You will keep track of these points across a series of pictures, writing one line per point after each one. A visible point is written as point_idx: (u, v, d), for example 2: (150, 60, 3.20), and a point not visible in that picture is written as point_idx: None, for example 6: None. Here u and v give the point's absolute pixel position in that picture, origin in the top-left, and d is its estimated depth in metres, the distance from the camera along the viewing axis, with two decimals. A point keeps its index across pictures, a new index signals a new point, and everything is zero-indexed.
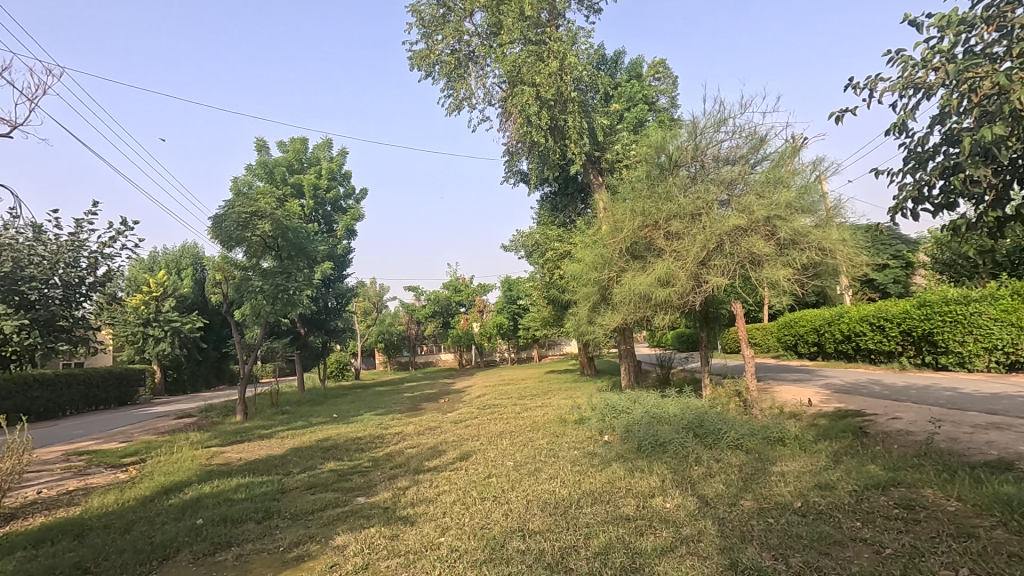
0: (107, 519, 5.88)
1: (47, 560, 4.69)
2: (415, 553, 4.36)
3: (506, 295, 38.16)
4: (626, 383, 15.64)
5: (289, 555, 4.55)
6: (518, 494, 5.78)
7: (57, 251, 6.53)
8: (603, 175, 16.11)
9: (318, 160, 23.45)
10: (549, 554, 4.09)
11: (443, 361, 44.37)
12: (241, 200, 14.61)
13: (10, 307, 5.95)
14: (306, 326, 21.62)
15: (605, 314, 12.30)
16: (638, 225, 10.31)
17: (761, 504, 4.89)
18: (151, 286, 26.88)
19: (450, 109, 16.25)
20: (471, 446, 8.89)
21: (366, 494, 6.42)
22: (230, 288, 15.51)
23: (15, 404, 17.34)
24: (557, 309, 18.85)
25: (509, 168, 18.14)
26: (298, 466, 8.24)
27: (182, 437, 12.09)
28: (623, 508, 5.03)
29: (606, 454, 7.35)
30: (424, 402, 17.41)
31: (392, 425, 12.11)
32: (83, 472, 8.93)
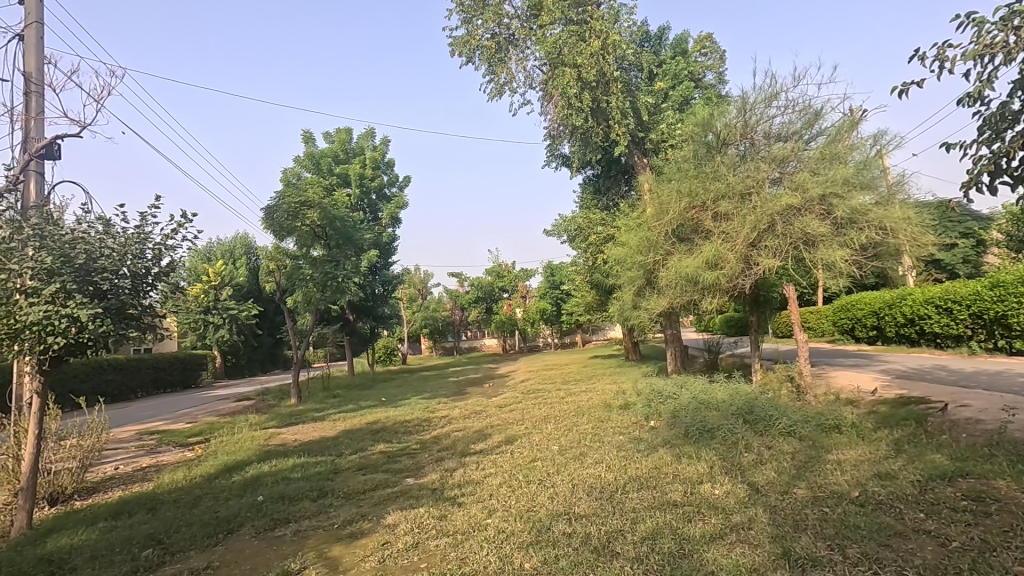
0: (177, 494, 6.29)
1: (125, 531, 5.07)
2: (463, 533, 4.46)
3: (548, 281, 38.13)
4: (673, 369, 15.37)
5: (343, 532, 4.74)
6: (563, 478, 5.81)
7: (125, 242, 5.97)
8: (648, 156, 15.79)
9: (362, 150, 23.93)
10: (595, 538, 4.10)
11: (487, 347, 44.88)
12: (290, 190, 15.06)
13: (83, 298, 5.48)
14: (355, 313, 22.48)
15: (650, 298, 12.10)
16: (685, 206, 10.02)
17: (816, 493, 4.73)
18: (211, 275, 28.51)
19: (492, 94, 16.24)
20: (516, 430, 8.97)
21: (415, 476, 6.60)
22: (283, 277, 16.12)
23: (93, 386, 18.75)
24: (601, 294, 18.70)
25: (551, 151, 18.02)
26: (350, 447, 8.54)
27: (242, 418, 12.75)
28: (671, 494, 4.98)
29: (653, 440, 7.26)
30: (470, 387, 17.65)
31: (439, 409, 12.37)
32: (154, 450, 9.56)
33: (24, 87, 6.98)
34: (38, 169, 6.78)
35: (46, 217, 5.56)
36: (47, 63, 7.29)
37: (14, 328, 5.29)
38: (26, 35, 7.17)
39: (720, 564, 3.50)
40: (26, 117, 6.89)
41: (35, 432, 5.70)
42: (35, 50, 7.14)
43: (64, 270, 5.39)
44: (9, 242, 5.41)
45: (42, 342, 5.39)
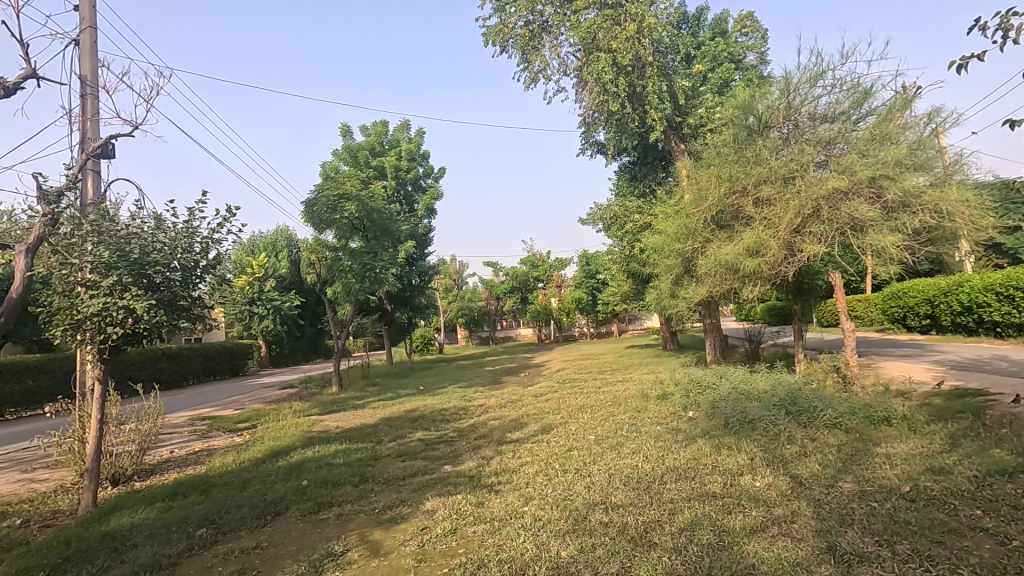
0: (227, 477, 6.59)
1: (180, 511, 5.35)
2: (500, 520, 4.52)
3: (584, 270, 37.90)
4: (712, 359, 15.10)
5: (383, 517, 4.87)
6: (600, 467, 5.81)
7: (175, 236, 6.20)
8: (685, 141, 15.45)
9: (398, 142, 24.20)
10: (633, 528, 4.09)
11: (523, 336, 45.03)
12: (329, 184, 15.41)
13: (138, 290, 5.75)
14: (393, 303, 22.90)
15: (687, 286, 11.88)
16: (725, 192, 9.77)
17: (863, 487, 4.58)
18: (255, 267, 29.52)
19: (527, 83, 16.14)
20: (553, 419, 9.00)
21: (452, 463, 6.70)
22: (324, 269, 16.51)
23: (149, 373, 19.76)
24: (637, 284, 18.47)
25: (586, 139, 17.83)
26: (390, 435, 8.73)
27: (287, 405, 13.21)
28: (710, 485, 4.91)
29: (691, 430, 7.16)
30: (505, 376, 17.79)
31: (475, 398, 12.51)
32: (206, 435, 10.01)
33: (81, 90, 7.33)
34: (95, 168, 7.13)
35: (103, 214, 5.85)
36: (102, 67, 7.63)
37: (77, 319, 5.60)
38: (81, 40, 7.50)
39: (761, 557, 3.44)
40: (83, 118, 7.23)
41: (98, 416, 6.06)
42: (90, 54, 7.48)
43: (120, 264, 5.66)
44: (71, 238, 5.73)
45: (102, 332, 5.68)
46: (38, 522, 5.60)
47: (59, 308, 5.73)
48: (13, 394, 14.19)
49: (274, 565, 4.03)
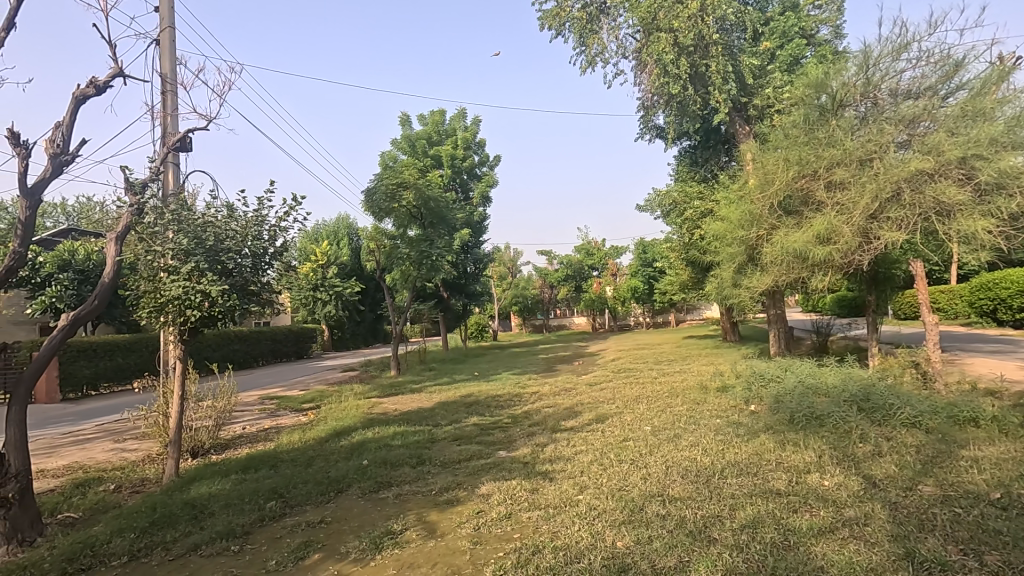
0: (294, 454, 6.92)
1: (252, 484, 5.68)
2: (555, 507, 4.52)
3: (640, 258, 37.21)
4: (775, 351, 14.46)
5: (440, 499, 4.98)
6: (656, 458, 5.70)
7: (245, 225, 6.47)
8: (750, 123, 14.79)
9: (454, 131, 24.39)
10: (691, 522, 3.99)
11: (577, 325, 44.79)
12: (388, 173, 15.77)
13: (213, 275, 6.09)
14: (449, 290, 23.28)
15: (751, 276, 11.39)
16: (794, 175, 9.26)
17: (946, 491, 4.26)
18: (318, 255, 30.76)
19: (584, 67, 15.88)
20: (608, 408, 8.90)
21: (507, 449, 6.76)
22: (383, 256, 16.94)
23: (223, 354, 21.04)
24: (696, 272, 17.92)
25: (644, 123, 17.39)
26: (446, 419, 8.92)
27: (348, 387, 13.74)
28: (774, 482, 4.71)
29: (753, 424, 6.89)
30: (559, 364, 17.75)
31: (529, 385, 12.57)
32: (275, 413, 10.57)
33: (162, 87, 7.78)
34: (174, 160, 7.58)
35: (181, 203, 6.20)
36: (180, 63, 8.07)
37: (161, 302, 6.01)
38: (162, 39, 7.95)
39: (831, 560, 3.27)
40: (163, 114, 7.68)
41: (179, 393, 6.49)
42: (169, 52, 7.92)
43: (197, 251, 6.02)
44: (153, 226, 6.13)
45: (181, 315, 6.07)
46: (129, 488, 6.10)
47: (145, 292, 6.15)
48: (106, 370, 15.48)
49: (338, 539, 4.20)
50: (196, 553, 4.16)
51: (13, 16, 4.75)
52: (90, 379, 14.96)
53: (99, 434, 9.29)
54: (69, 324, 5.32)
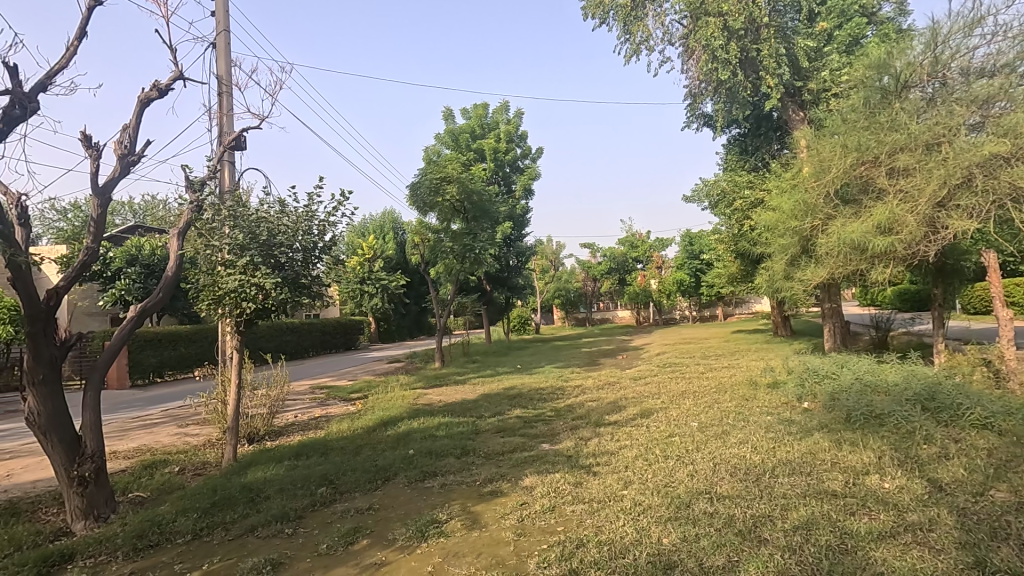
0: (343, 442, 7.14)
1: (304, 470, 5.90)
2: (599, 501, 4.49)
3: (686, 251, 36.35)
4: (830, 347, 13.91)
5: (485, 490, 5.02)
6: (703, 455, 5.58)
7: (297, 220, 6.65)
8: (805, 108, 14.16)
9: (497, 124, 24.41)
10: (740, 521, 3.88)
11: (620, 319, 44.24)
12: (432, 167, 15.96)
13: (267, 269, 6.32)
14: (491, 284, 23.40)
15: (804, 268, 10.94)
16: (852, 162, 8.81)
17: (1021, 498, 3.98)
18: (365, 249, 31.52)
19: (628, 56, 15.57)
20: (653, 403, 8.76)
21: (550, 442, 6.75)
22: (427, 250, 17.19)
23: (277, 344, 21.91)
24: (745, 265, 17.36)
25: (691, 111, 16.93)
26: (489, 411, 8.99)
27: (394, 378, 14.05)
28: (829, 483, 4.52)
29: (806, 422, 6.63)
30: (603, 357, 17.60)
31: (572, 379, 12.52)
32: (325, 403, 10.92)
33: (219, 89, 8.11)
34: (230, 159, 7.90)
35: (237, 199, 6.46)
36: (234, 65, 8.38)
37: (219, 294, 6.32)
38: (218, 43, 8.27)
39: (892, 566, 3.11)
40: (220, 114, 8.02)
41: (236, 381, 6.78)
42: (225, 54, 8.24)
43: (252, 246, 6.28)
44: (212, 222, 6.42)
45: (238, 307, 6.37)
46: (191, 471, 6.44)
47: (204, 285, 6.48)
48: (171, 359, 16.39)
49: (385, 526, 4.31)
50: (253, 534, 4.36)
51: (86, 24, 5.04)
52: (156, 367, 15.88)
53: (164, 419, 9.84)
54: (137, 315, 5.64)
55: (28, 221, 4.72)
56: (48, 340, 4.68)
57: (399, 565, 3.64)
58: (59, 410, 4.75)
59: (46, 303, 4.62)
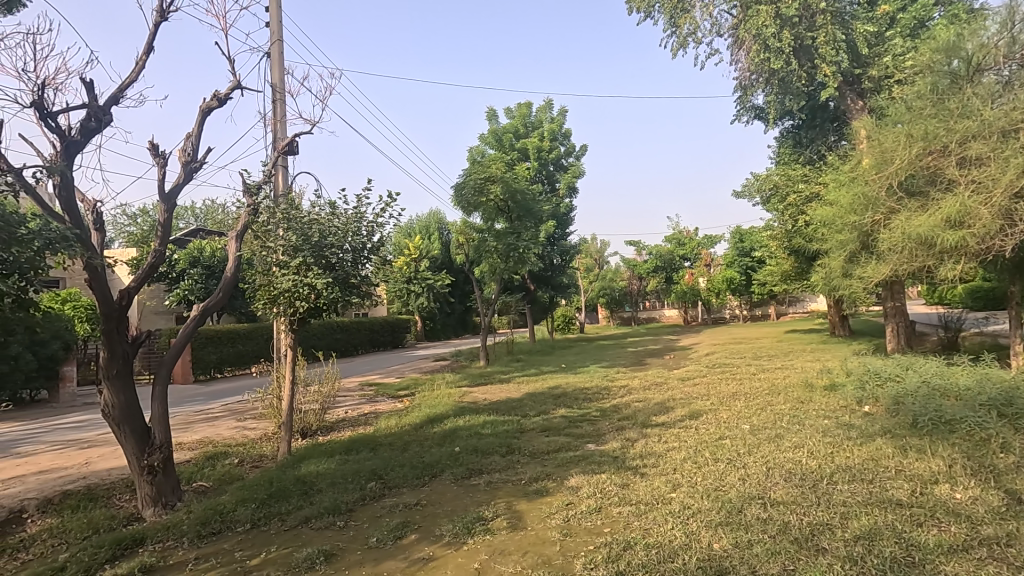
0: (391, 438, 7.30)
1: (354, 465, 6.06)
2: (647, 504, 4.42)
3: (737, 248, 35.23)
4: (893, 348, 13.22)
5: (530, 489, 5.03)
6: (756, 459, 5.39)
7: (347, 221, 6.84)
8: (864, 97, 13.48)
9: (541, 123, 24.36)
10: (796, 528, 3.73)
11: (667, 318, 43.32)
12: (476, 168, 16.11)
13: (319, 269, 6.53)
14: (535, 283, 23.38)
15: (864, 265, 10.41)
16: (918, 152, 8.31)
17: None
18: (411, 249, 32.11)
19: (675, 49, 15.23)
20: (702, 405, 8.54)
21: (596, 442, 6.69)
22: (471, 249, 17.35)
23: (327, 343, 22.61)
24: (800, 262, 16.66)
25: (741, 104, 16.40)
26: (534, 410, 8.99)
27: (440, 376, 14.25)
28: (893, 491, 4.29)
29: (867, 427, 6.31)
30: (649, 357, 17.30)
31: (618, 378, 12.36)
32: (373, 399, 11.20)
33: (273, 97, 8.44)
34: (284, 163, 8.21)
35: (291, 202, 6.70)
36: (287, 73, 8.69)
37: (274, 294, 6.59)
38: (272, 52, 8.61)
39: None
40: (275, 120, 8.34)
41: (290, 377, 7.04)
42: (279, 63, 8.56)
43: (305, 247, 6.50)
44: (267, 224, 6.70)
45: (292, 306, 6.61)
46: (249, 463, 6.74)
47: (261, 285, 6.79)
48: (230, 356, 17.18)
49: (432, 522, 4.38)
50: (307, 525, 4.52)
51: (153, 39, 5.35)
52: (216, 363, 16.69)
53: (224, 413, 10.32)
54: (199, 314, 5.94)
55: (102, 226, 5.05)
56: (121, 337, 4.99)
57: (446, 561, 3.69)
58: (131, 402, 5.06)
59: (119, 303, 4.94)
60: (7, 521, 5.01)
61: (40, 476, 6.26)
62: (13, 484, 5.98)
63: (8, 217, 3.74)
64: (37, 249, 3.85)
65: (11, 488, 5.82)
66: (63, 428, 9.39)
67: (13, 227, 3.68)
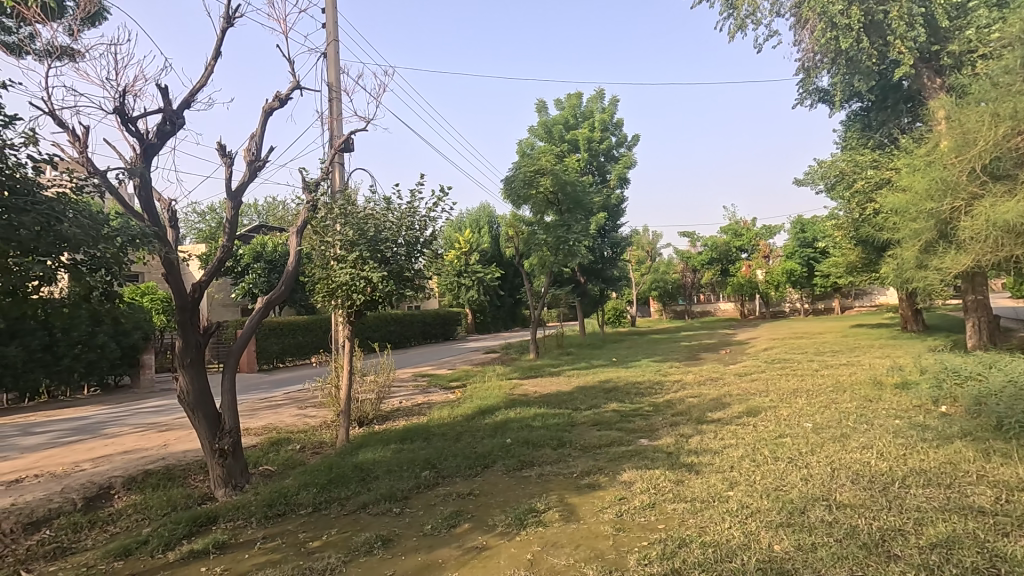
0: (443, 429, 7.44)
1: (409, 453, 6.23)
2: (702, 502, 4.31)
3: (798, 238, 33.71)
4: (973, 344, 12.31)
5: (582, 482, 5.01)
6: (820, 459, 5.15)
7: (401, 217, 6.98)
8: (943, 74, 12.55)
9: (592, 113, 24.06)
10: (864, 533, 3.54)
11: (722, 312, 41.98)
12: (526, 161, 16.10)
13: (374, 263, 6.71)
14: (586, 275, 23.17)
15: (941, 255, 9.72)
16: (1005, 132, 7.64)
17: None
18: (462, 243, 32.51)
19: (732, 33, 14.65)
20: (760, 401, 8.24)
21: (649, 437, 6.59)
22: (521, 242, 17.35)
23: (382, 334, 23.24)
24: (869, 253, 15.73)
25: (804, 87, 15.61)
26: (585, 403, 8.94)
27: (491, 368, 14.39)
28: (974, 498, 4.00)
29: (944, 429, 5.90)
30: (704, 352, 16.83)
31: (671, 373, 12.09)
32: (426, 390, 11.44)
33: (330, 96, 8.71)
34: (341, 161, 8.46)
35: (347, 199, 6.91)
36: (343, 72, 8.95)
37: (333, 287, 6.84)
38: (329, 52, 8.88)
39: None
40: (331, 119, 8.59)
41: (348, 367, 7.28)
42: (335, 63, 8.82)
43: (361, 242, 6.69)
44: (325, 220, 6.94)
45: (349, 298, 6.84)
46: (310, 449, 7.03)
47: (320, 278, 7.04)
48: (291, 347, 17.96)
49: (485, 512, 4.44)
50: (365, 510, 4.68)
51: (220, 45, 5.63)
52: (278, 353, 17.49)
53: (287, 401, 10.81)
54: (264, 306, 6.23)
55: (176, 223, 5.37)
56: (194, 327, 5.31)
57: (499, 551, 3.73)
58: (203, 389, 5.37)
59: (191, 295, 5.25)
60: (97, 495, 5.44)
61: (125, 456, 6.77)
62: (101, 462, 6.49)
63: (95, 216, 4.04)
64: (121, 245, 4.13)
65: (100, 466, 6.32)
66: (143, 412, 10.09)
67: (100, 225, 3.97)
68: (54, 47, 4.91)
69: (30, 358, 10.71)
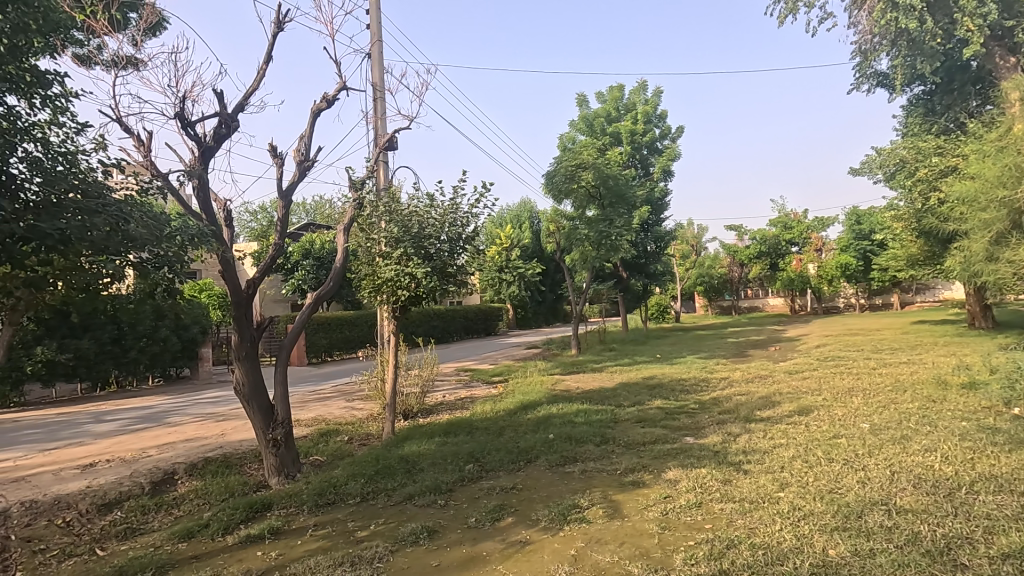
0: (486, 423, 7.50)
1: (452, 447, 6.31)
2: (751, 502, 4.19)
3: (852, 231, 32.26)
4: None
5: (626, 479, 4.96)
6: (878, 461, 4.92)
7: (444, 213, 7.06)
8: (1018, 52, 11.76)
9: (634, 105, 23.66)
10: (928, 540, 3.37)
11: (771, 308, 40.57)
12: (567, 155, 16.00)
13: (418, 259, 6.83)
14: (628, 271, 22.84)
15: (1013, 246, 9.09)
16: None
17: None
18: (503, 238, 32.61)
19: (783, 18, 14.11)
20: (813, 400, 7.94)
21: (694, 435, 6.46)
22: (562, 237, 17.25)
23: (425, 329, 23.62)
24: (931, 245, 14.88)
25: (861, 71, 14.88)
26: (629, 400, 8.83)
27: (532, 364, 14.40)
28: None
29: (1017, 432, 5.52)
30: (751, 349, 16.32)
31: (718, 370, 11.79)
32: (469, 385, 11.55)
33: (374, 95, 8.89)
34: (385, 159, 8.62)
35: (391, 196, 7.04)
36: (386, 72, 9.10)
37: (378, 283, 6.99)
38: (372, 52, 9.04)
39: None
40: (375, 118, 8.77)
41: (393, 362, 7.43)
42: (379, 62, 8.99)
43: (405, 238, 6.81)
44: (371, 218, 7.08)
45: (394, 294, 6.98)
46: (358, 441, 7.23)
47: (366, 275, 7.22)
48: (338, 341, 18.50)
49: (528, 506, 4.46)
50: (411, 501, 4.78)
51: (271, 50, 5.83)
52: (326, 347, 18.04)
53: (335, 394, 11.14)
54: (313, 302, 6.43)
55: (231, 222, 5.60)
56: (249, 322, 5.54)
57: (542, 546, 3.74)
58: (258, 382, 5.60)
59: (246, 292, 5.48)
60: (162, 480, 5.77)
61: (186, 443, 7.14)
62: (166, 449, 6.87)
63: (158, 217, 4.27)
64: (182, 244, 4.34)
65: (165, 453, 6.69)
66: (202, 402, 10.61)
67: (162, 224, 4.18)
68: (120, 57, 5.21)
69: (102, 350, 11.42)
